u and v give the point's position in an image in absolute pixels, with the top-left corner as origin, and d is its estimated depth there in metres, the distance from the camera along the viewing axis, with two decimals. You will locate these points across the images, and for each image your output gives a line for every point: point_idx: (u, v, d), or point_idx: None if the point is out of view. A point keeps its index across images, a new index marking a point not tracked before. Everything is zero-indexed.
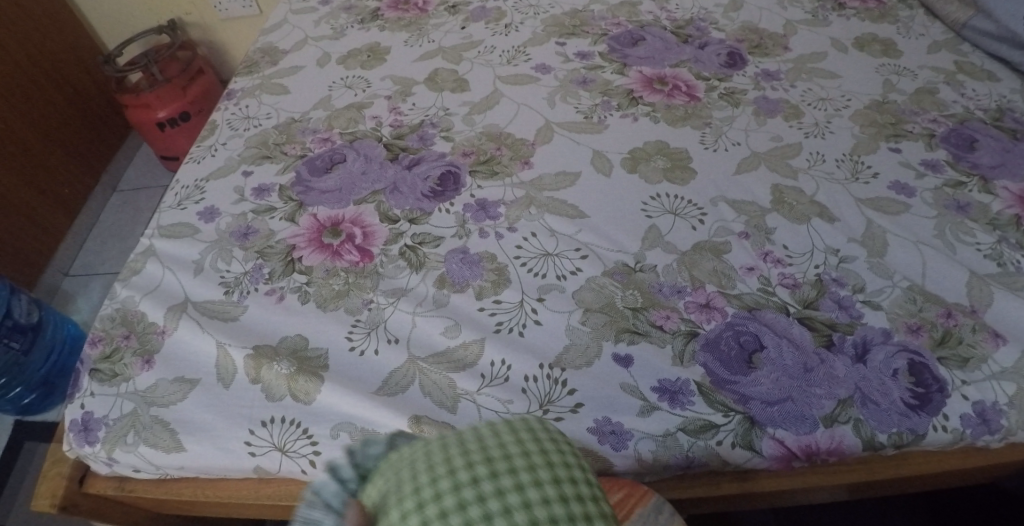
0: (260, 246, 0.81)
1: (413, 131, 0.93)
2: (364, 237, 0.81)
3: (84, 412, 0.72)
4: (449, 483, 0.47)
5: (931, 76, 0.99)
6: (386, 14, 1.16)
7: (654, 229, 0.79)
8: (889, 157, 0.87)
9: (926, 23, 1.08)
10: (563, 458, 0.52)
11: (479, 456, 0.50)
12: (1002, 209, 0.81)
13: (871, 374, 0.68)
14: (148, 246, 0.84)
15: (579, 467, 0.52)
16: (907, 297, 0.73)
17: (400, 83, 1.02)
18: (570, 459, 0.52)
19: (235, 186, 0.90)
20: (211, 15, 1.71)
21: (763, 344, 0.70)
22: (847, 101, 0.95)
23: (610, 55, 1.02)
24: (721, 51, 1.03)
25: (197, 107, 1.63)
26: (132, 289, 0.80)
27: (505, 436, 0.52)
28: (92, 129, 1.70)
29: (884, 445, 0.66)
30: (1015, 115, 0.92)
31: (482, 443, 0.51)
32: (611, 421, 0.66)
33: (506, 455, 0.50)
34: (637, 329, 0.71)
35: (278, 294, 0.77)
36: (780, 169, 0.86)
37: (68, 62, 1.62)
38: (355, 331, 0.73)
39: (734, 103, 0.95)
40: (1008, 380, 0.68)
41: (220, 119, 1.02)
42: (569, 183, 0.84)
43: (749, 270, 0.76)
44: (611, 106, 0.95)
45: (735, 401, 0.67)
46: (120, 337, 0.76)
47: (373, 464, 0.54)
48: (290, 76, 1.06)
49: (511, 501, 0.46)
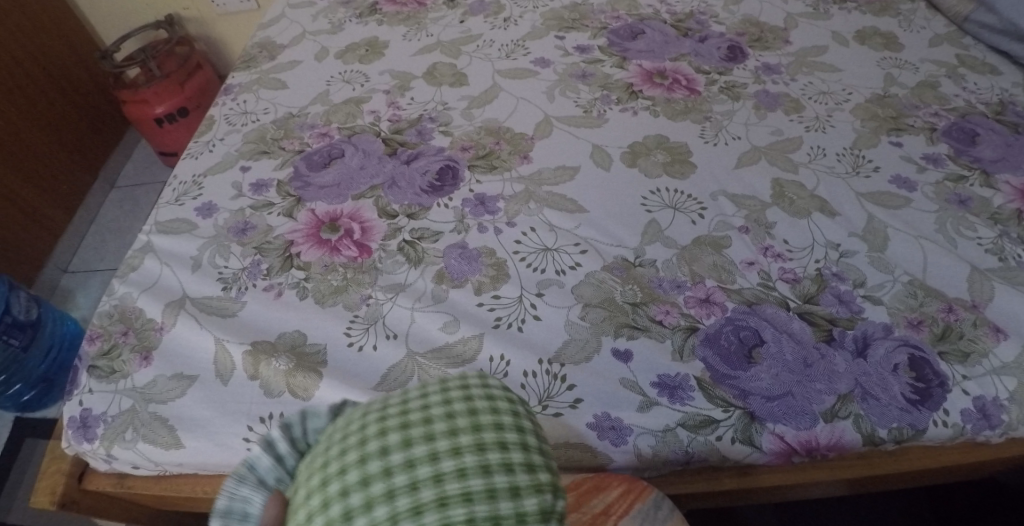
0: (258, 242, 0.81)
1: (412, 126, 0.93)
2: (363, 232, 0.80)
3: (82, 409, 0.71)
4: (357, 455, 0.46)
5: (932, 69, 0.98)
6: (384, 8, 1.15)
7: (654, 223, 0.79)
8: (890, 151, 0.87)
9: (928, 16, 1.07)
10: (492, 421, 0.49)
11: (396, 422, 0.48)
12: (1003, 203, 0.80)
13: (871, 369, 0.68)
14: (146, 242, 0.84)
15: (512, 428, 0.49)
16: (908, 291, 0.73)
17: (399, 77, 1.01)
18: (502, 421, 0.49)
19: (233, 182, 0.89)
20: (209, 10, 1.70)
21: (763, 338, 0.69)
22: (847, 94, 0.95)
23: (609, 49, 1.02)
24: (721, 44, 1.02)
25: (194, 103, 1.63)
26: (130, 285, 0.80)
27: (430, 401, 0.50)
28: (90, 125, 1.69)
29: (884, 440, 0.66)
30: (1017, 108, 0.91)
31: (405, 407, 0.50)
32: (611, 416, 0.66)
33: (426, 419, 0.48)
34: (637, 325, 0.71)
35: (276, 290, 0.77)
36: (780, 163, 0.86)
37: (65, 57, 1.61)
38: (353, 326, 0.72)
39: (734, 97, 0.95)
40: (1009, 375, 0.68)
41: (218, 114, 1.01)
42: (568, 178, 0.84)
43: (749, 265, 0.75)
44: (611, 100, 0.94)
45: (735, 396, 0.66)
46: (119, 333, 0.76)
47: (314, 438, 0.51)
48: (288, 71, 1.06)
49: (421, 471, 0.44)
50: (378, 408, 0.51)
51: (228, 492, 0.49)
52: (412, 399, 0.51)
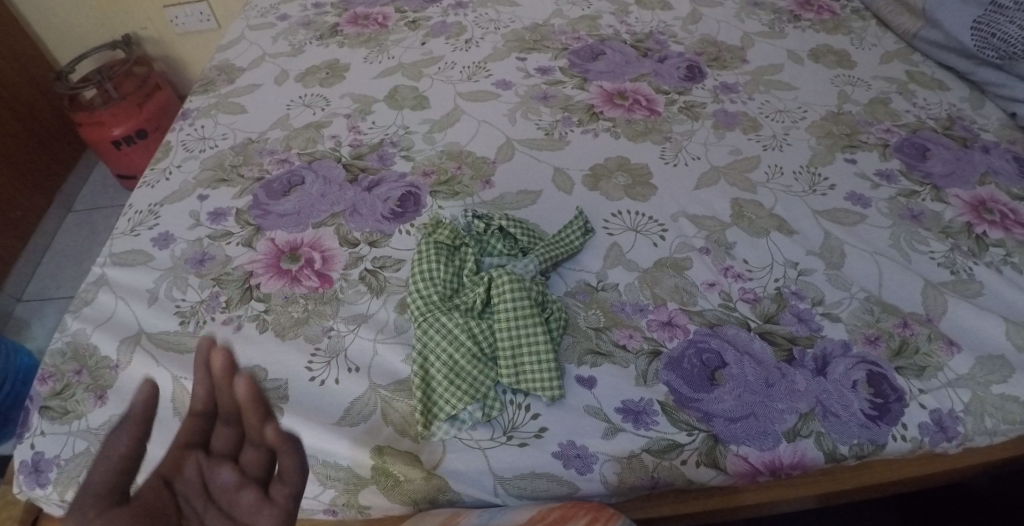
0: (216, 274, 0.80)
1: (373, 150, 0.92)
2: (324, 261, 0.80)
3: (34, 453, 0.69)
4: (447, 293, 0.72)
5: (884, 86, 1.01)
6: (345, 30, 1.14)
7: (616, 246, 0.80)
8: (845, 169, 0.89)
9: (879, 34, 1.10)
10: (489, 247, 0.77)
11: (461, 257, 0.76)
12: (954, 217, 0.83)
13: (832, 387, 0.69)
14: (99, 275, 0.81)
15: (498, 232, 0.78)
16: (864, 308, 0.74)
17: (360, 100, 1.00)
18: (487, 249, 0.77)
19: (191, 211, 0.87)
20: (168, 30, 1.67)
21: (725, 360, 0.70)
22: (803, 112, 0.97)
23: (570, 70, 1.03)
24: (680, 64, 1.04)
25: (154, 124, 1.60)
26: (83, 321, 0.77)
27: (455, 243, 0.76)
28: (45, 149, 1.65)
29: (846, 457, 0.67)
30: (964, 123, 0.94)
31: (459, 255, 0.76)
32: (576, 444, 0.66)
33: (467, 251, 0.76)
34: (601, 350, 0.71)
35: (235, 323, 0.75)
36: (739, 182, 0.87)
37: (18, 79, 1.57)
38: (314, 361, 0.71)
39: (693, 117, 0.96)
40: (964, 387, 0.70)
41: (175, 141, 0.99)
42: (551, 221, 0.82)
43: (709, 286, 0.76)
44: (572, 122, 0.95)
45: (699, 419, 0.67)
46: (72, 373, 0.73)
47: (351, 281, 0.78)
48: (247, 95, 1.04)
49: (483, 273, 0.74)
50: (444, 257, 0.75)
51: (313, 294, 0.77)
52: (458, 245, 0.76)
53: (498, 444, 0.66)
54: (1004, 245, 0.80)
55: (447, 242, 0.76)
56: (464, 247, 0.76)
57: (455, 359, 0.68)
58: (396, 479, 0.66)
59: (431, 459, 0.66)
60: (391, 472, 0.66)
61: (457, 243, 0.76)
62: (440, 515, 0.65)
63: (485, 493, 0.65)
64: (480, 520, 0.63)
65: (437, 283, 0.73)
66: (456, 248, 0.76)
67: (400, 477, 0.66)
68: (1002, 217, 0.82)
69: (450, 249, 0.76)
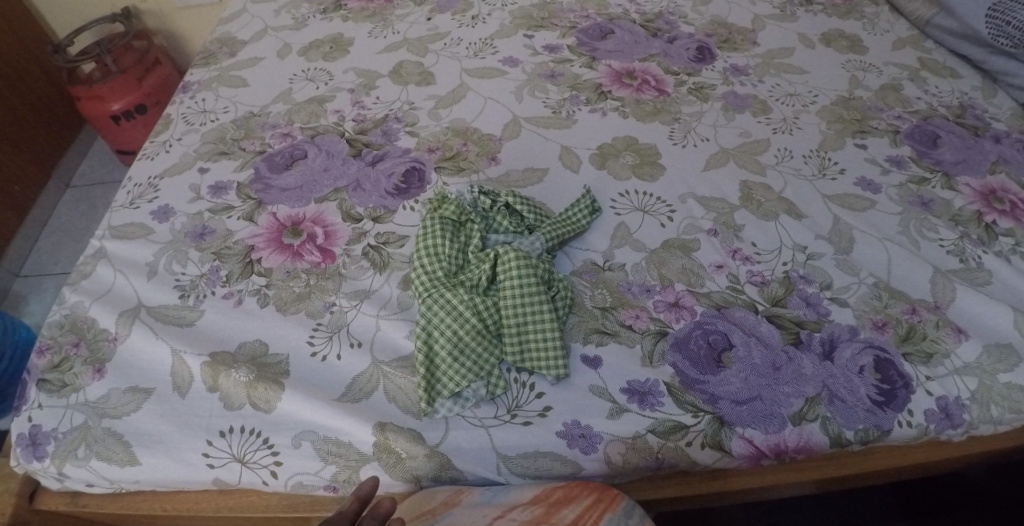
0: (216, 248, 0.78)
1: (376, 126, 0.91)
2: (326, 236, 0.78)
3: (31, 426, 0.68)
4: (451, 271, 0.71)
5: (895, 72, 0.99)
6: (349, 4, 1.12)
7: (623, 226, 0.79)
8: (855, 154, 0.87)
9: (892, 19, 1.09)
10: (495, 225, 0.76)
11: (467, 235, 0.74)
12: (964, 205, 0.81)
13: (838, 371, 0.68)
14: (98, 248, 0.80)
15: (506, 209, 0.77)
16: (873, 293, 0.73)
17: (364, 75, 0.99)
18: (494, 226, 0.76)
19: (190, 184, 0.86)
20: (168, 3, 1.64)
21: (732, 342, 0.69)
22: (814, 96, 0.95)
23: (579, 48, 1.01)
24: (691, 45, 1.02)
25: (154, 99, 1.58)
26: (81, 294, 0.76)
27: (461, 219, 0.75)
28: (43, 123, 1.62)
29: (851, 442, 0.67)
30: (976, 112, 0.93)
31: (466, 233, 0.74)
32: (581, 424, 0.65)
33: (473, 228, 0.75)
34: (607, 329, 0.70)
35: (236, 297, 0.74)
36: (747, 164, 0.86)
37: (16, 51, 1.54)
38: (316, 335, 0.71)
39: (702, 98, 0.95)
40: (970, 375, 0.69)
41: (175, 113, 0.97)
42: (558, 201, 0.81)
43: (718, 268, 0.75)
44: (579, 100, 0.93)
45: (705, 401, 0.66)
46: (69, 345, 0.72)
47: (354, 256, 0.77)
48: (249, 68, 1.02)
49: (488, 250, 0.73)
50: (450, 233, 0.73)
51: (313, 274, 0.75)
52: (465, 223, 0.75)
53: (502, 423, 0.65)
54: (1015, 234, 0.79)
55: (455, 216, 0.74)
56: (471, 224, 0.75)
57: (457, 336, 0.67)
58: (398, 456, 0.65)
59: (433, 437, 0.65)
60: (393, 448, 0.65)
61: (463, 218, 0.75)
62: (442, 492, 0.64)
63: (488, 471, 0.65)
64: (483, 498, 0.62)
65: (444, 258, 0.71)
66: (462, 225, 0.75)
67: (401, 454, 0.65)
68: (1011, 207, 0.81)
69: (456, 225, 0.75)
